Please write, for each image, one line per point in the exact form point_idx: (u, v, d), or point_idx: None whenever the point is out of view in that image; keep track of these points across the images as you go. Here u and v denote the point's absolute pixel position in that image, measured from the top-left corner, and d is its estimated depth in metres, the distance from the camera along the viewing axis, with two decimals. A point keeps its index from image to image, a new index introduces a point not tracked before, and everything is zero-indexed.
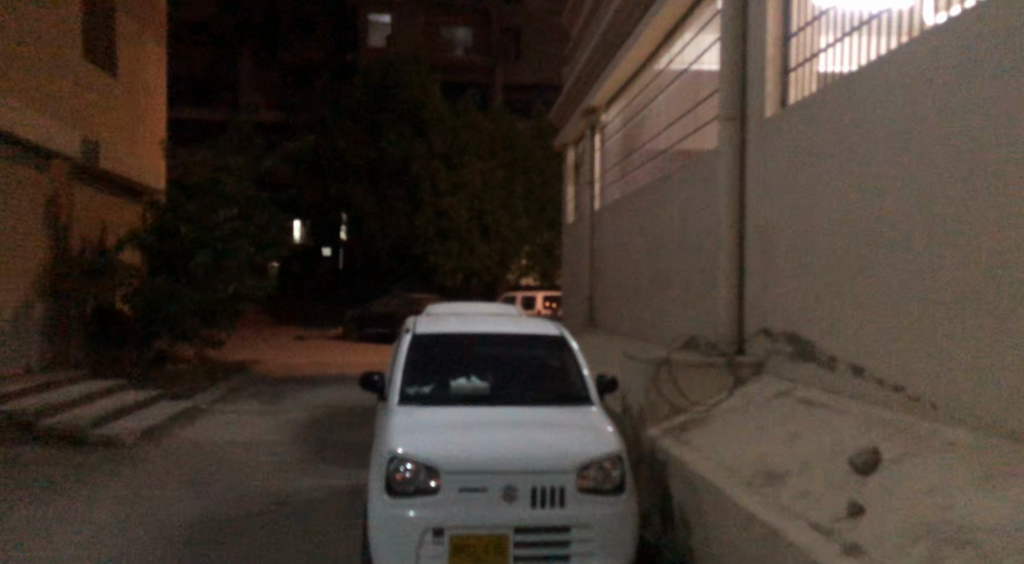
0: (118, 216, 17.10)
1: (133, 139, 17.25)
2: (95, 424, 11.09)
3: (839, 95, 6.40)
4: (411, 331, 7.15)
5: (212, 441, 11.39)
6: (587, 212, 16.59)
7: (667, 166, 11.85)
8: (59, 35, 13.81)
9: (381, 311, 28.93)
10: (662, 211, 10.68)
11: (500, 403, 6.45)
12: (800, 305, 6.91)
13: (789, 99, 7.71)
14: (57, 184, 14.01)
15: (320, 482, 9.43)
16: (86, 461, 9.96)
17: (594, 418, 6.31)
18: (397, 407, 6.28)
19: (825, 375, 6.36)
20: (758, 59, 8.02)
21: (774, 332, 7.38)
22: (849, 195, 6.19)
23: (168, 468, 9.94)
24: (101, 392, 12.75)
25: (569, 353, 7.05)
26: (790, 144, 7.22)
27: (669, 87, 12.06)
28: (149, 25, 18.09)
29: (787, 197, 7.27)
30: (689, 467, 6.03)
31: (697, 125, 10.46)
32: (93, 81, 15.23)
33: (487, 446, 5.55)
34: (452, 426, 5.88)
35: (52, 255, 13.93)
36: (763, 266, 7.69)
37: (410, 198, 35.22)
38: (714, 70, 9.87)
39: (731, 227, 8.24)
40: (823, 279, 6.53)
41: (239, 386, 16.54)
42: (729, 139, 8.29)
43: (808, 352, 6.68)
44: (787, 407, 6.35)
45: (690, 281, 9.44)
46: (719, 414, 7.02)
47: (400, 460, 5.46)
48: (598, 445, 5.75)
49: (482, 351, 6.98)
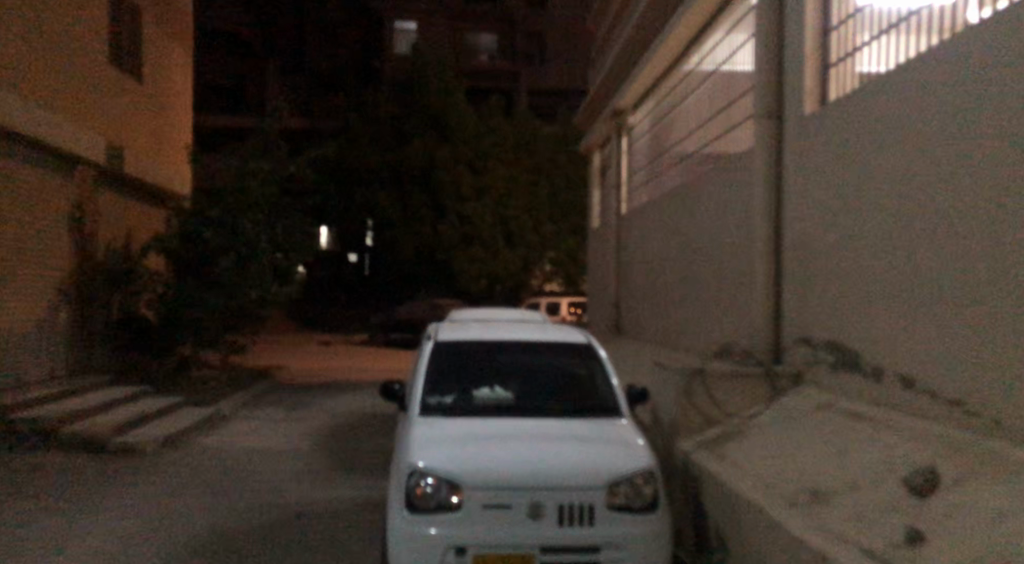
0: (143, 221, 17.00)
1: (158, 144, 17.15)
2: (117, 431, 10.90)
3: (883, 89, 6.04)
4: (433, 339, 6.88)
5: (232, 449, 11.17)
6: (614, 217, 16.27)
7: (698, 168, 11.51)
8: (84, 41, 13.72)
9: (406, 317, 28.73)
10: (694, 214, 10.34)
11: (526, 415, 6.15)
12: (842, 311, 6.56)
13: (830, 95, 7.33)
14: (82, 190, 13.90)
15: (341, 492, 9.13)
16: (106, 469, 9.74)
17: (624, 430, 6.00)
18: (418, 417, 6.01)
19: (870, 387, 6.00)
20: (796, 54, 7.66)
21: (814, 340, 7.03)
22: (896, 195, 5.81)
23: (188, 476, 9.73)
24: (124, 399, 12.60)
25: (597, 362, 6.74)
26: (830, 143, 6.87)
27: (700, 88, 11.71)
28: (175, 29, 18.05)
29: (827, 200, 6.91)
30: (727, 486, 5.69)
31: (731, 125, 10.10)
32: (120, 87, 15.15)
33: (513, 460, 5.27)
34: (476, 439, 5.60)
35: (77, 261, 13.81)
36: (803, 271, 7.32)
37: (435, 203, 35.03)
38: (748, 68, 9.51)
39: (767, 229, 7.88)
40: (868, 284, 6.17)
41: (262, 392, 16.37)
42: (765, 137, 7.94)
43: (852, 363, 6.32)
44: (831, 420, 6.00)
45: (722, 286, 9.09)
46: (758, 426, 6.68)
47: (421, 474, 5.19)
48: (628, 459, 5.45)
49: (507, 360, 6.68)
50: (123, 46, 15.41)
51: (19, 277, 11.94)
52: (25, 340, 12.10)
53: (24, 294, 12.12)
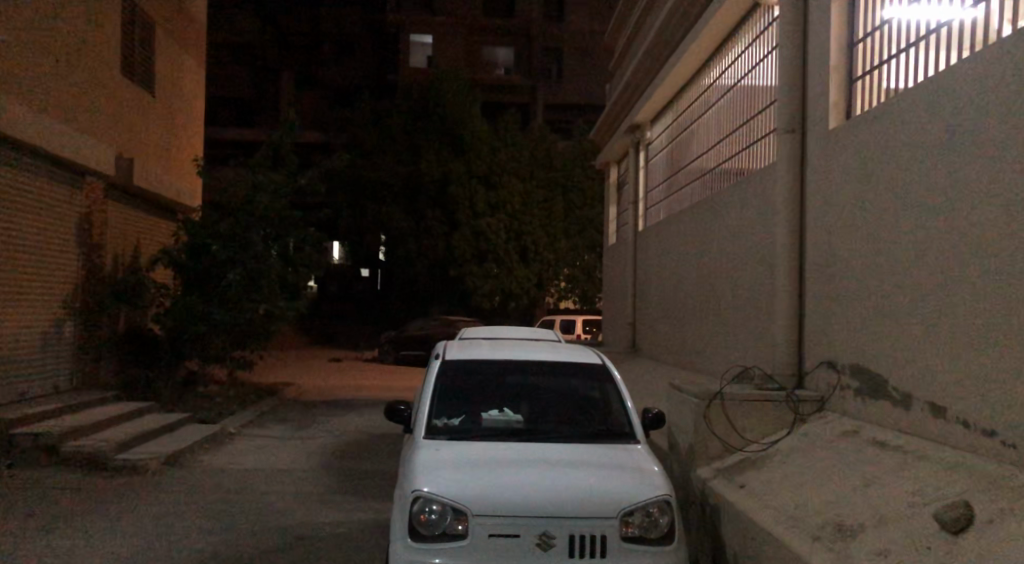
0: (152, 234, 16.85)
1: (168, 156, 17.03)
2: (119, 448, 10.67)
3: (912, 102, 5.77)
4: (440, 357, 6.64)
5: (235, 468, 10.92)
6: (630, 234, 16.00)
7: (718, 183, 11.24)
8: (95, 51, 13.62)
9: (417, 334, 28.49)
10: (713, 231, 10.06)
11: (537, 439, 5.89)
12: (867, 333, 6.26)
13: (856, 109, 7.07)
14: (90, 201, 13.75)
15: (344, 516, 8.83)
16: (105, 488, 9.50)
17: (638, 456, 5.73)
18: (424, 441, 5.76)
19: (897, 415, 5.70)
20: (821, 65, 7.40)
21: (837, 364, 6.72)
22: (927, 213, 5.53)
23: (189, 495, 9.48)
24: (128, 414, 12.40)
25: (610, 384, 6.49)
26: (857, 158, 6.60)
27: (721, 101, 11.47)
28: (187, 42, 18.01)
29: (852, 217, 6.63)
30: (750, 518, 5.42)
31: (753, 138, 9.85)
32: (130, 97, 15.04)
33: (522, 486, 5.02)
34: (483, 463, 5.35)
35: (83, 273, 13.66)
36: (826, 291, 7.02)
37: (448, 218, 34.85)
38: (771, 80, 9.26)
39: (791, 247, 7.59)
40: (895, 306, 5.88)
41: (270, 409, 16.14)
42: (787, 151, 7.68)
43: (877, 389, 6.02)
44: (856, 449, 5.70)
45: (743, 306, 8.79)
46: (780, 454, 6.40)
47: (426, 501, 4.94)
48: (643, 487, 5.18)
49: (517, 381, 6.44)
50: (134, 57, 15.32)
51: (24, 287, 11.78)
52: (29, 352, 11.93)
53: (30, 304, 11.97)
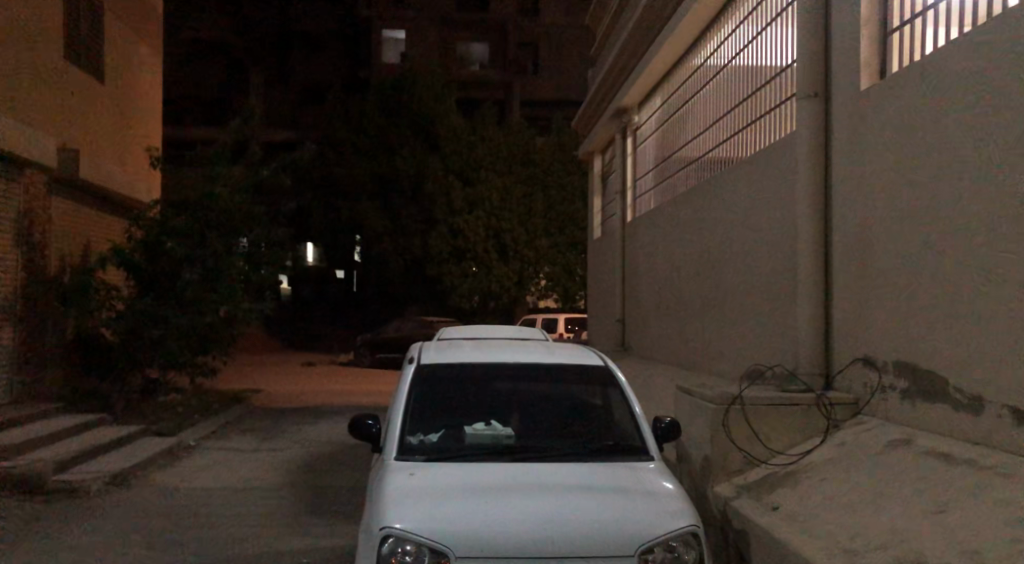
0: (105, 232, 15.66)
1: (119, 148, 15.86)
2: (58, 468, 9.57)
3: (972, 47, 4.84)
4: (415, 363, 5.64)
5: (190, 486, 9.90)
6: (618, 225, 15.07)
7: (717, 164, 10.30)
8: (35, 31, 12.45)
9: (393, 336, 27.47)
10: (717, 215, 9.16)
11: (532, 455, 4.89)
12: (915, 326, 5.35)
13: (891, 66, 6.12)
14: (31, 195, 12.59)
15: (310, 541, 7.82)
16: (35, 514, 8.39)
17: (652, 474, 4.76)
18: (397, 463, 4.75)
19: (961, 420, 4.80)
20: (850, 21, 6.45)
21: (876, 362, 5.82)
22: (995, 178, 4.59)
23: (134, 519, 8.45)
24: (73, 429, 11.29)
25: (614, 389, 5.53)
26: (897, 119, 5.66)
27: (717, 77, 10.52)
28: (140, 26, 16.88)
29: (891, 190, 5.71)
30: (796, 551, 4.53)
31: (758, 113, 8.93)
32: (75, 83, 13.84)
33: (516, 518, 4.05)
34: (468, 490, 4.36)
35: (24, 275, 12.49)
36: (862, 279, 6.07)
37: (424, 215, 33.83)
38: (780, 49, 8.33)
39: (815, 228, 6.65)
40: (952, 290, 4.95)
41: (235, 418, 15.10)
42: (808, 119, 6.73)
43: (933, 390, 5.10)
44: (915, 464, 4.79)
45: (756, 297, 7.88)
46: (816, 469, 5.50)
47: (398, 541, 3.95)
48: (663, 516, 4.21)
49: (506, 388, 5.47)
50: (81, 41, 14.16)
51: None
52: None
53: None
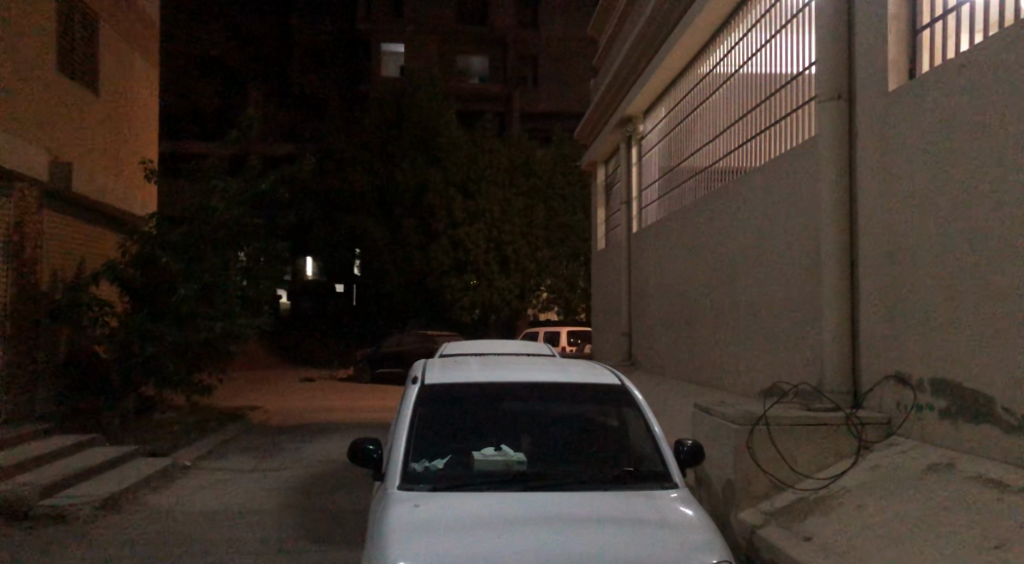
0: (98, 246, 15.31)
1: (113, 161, 15.53)
2: (47, 493, 9.18)
3: (1013, 43, 4.52)
4: (420, 382, 5.27)
5: (184, 510, 9.53)
6: (623, 236, 14.75)
7: (728, 173, 9.97)
8: (26, 42, 12.14)
9: (393, 351, 27.11)
10: (731, 225, 8.83)
11: (545, 483, 4.54)
12: (954, 343, 5.00)
13: (922, 64, 5.80)
14: (21, 209, 12.24)
15: None
16: (21, 543, 8.00)
17: (675, 502, 4.40)
18: (400, 494, 4.39)
19: (1009, 444, 4.46)
20: (875, 20, 6.13)
21: (909, 380, 5.49)
22: None
23: (126, 546, 8.08)
24: (63, 452, 10.90)
25: (631, 409, 5.17)
26: (929, 122, 5.33)
27: (727, 84, 10.19)
28: (135, 36, 16.60)
29: (923, 196, 5.38)
30: None
31: (771, 120, 8.60)
32: (67, 95, 13.53)
33: (528, 554, 3.70)
34: (477, 522, 4.01)
35: (15, 292, 12.13)
36: (893, 291, 5.73)
37: (424, 228, 33.52)
38: (795, 54, 7.99)
39: (840, 238, 6.31)
40: (996, 304, 4.61)
41: (232, 436, 14.74)
42: (831, 124, 6.41)
43: (976, 411, 4.77)
44: (961, 493, 4.44)
45: (775, 311, 7.55)
46: (850, 495, 5.16)
47: None
48: (690, 550, 3.85)
49: (516, 409, 5.11)
50: (74, 51, 13.85)
51: None
52: None
53: None
